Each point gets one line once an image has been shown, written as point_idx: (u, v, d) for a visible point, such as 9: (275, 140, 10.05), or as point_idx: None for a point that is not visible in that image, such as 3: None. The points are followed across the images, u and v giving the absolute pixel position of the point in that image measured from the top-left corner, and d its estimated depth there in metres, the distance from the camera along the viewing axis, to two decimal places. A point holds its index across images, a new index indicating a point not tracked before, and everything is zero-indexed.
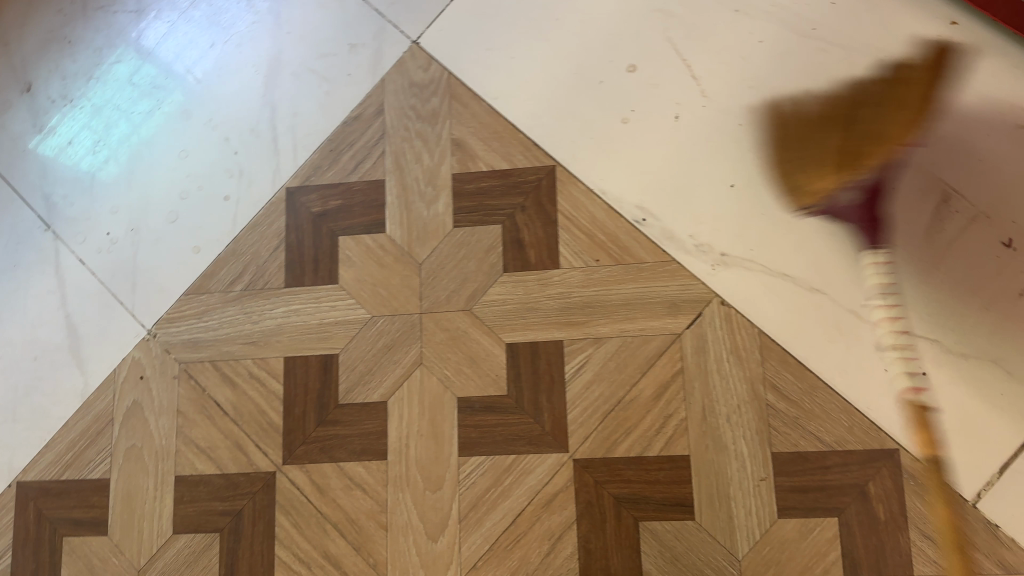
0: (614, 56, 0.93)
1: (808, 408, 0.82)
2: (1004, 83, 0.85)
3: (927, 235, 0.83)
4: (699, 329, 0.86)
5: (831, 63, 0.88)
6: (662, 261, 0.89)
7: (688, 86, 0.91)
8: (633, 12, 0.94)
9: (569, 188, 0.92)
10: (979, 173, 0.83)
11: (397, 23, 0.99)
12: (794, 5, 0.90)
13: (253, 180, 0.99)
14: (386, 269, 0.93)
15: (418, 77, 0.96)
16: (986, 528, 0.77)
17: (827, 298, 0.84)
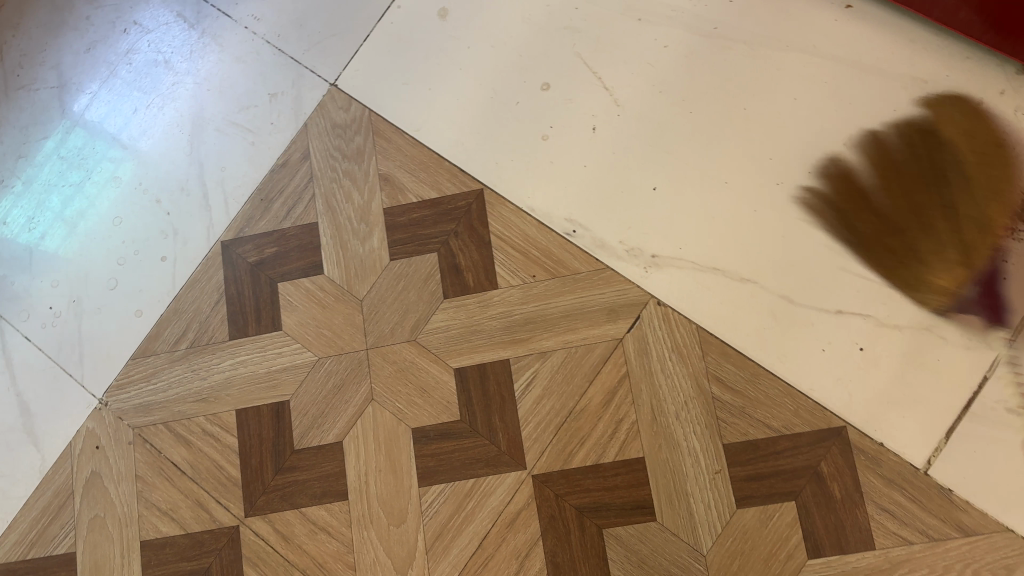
0: (527, 76, 0.95)
1: (752, 397, 0.83)
2: (902, 57, 0.87)
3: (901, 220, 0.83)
4: (639, 332, 0.87)
5: (735, 59, 0.91)
6: (596, 269, 0.90)
7: (601, 97, 0.93)
8: (540, 32, 0.96)
9: (498, 209, 0.93)
10: (889, 148, 0.85)
11: (313, 67, 1.01)
12: (694, 7, 0.93)
13: (189, 238, 1.00)
14: (328, 309, 0.94)
15: (339, 118, 0.98)
16: (939, 492, 0.78)
17: (759, 286, 0.86)
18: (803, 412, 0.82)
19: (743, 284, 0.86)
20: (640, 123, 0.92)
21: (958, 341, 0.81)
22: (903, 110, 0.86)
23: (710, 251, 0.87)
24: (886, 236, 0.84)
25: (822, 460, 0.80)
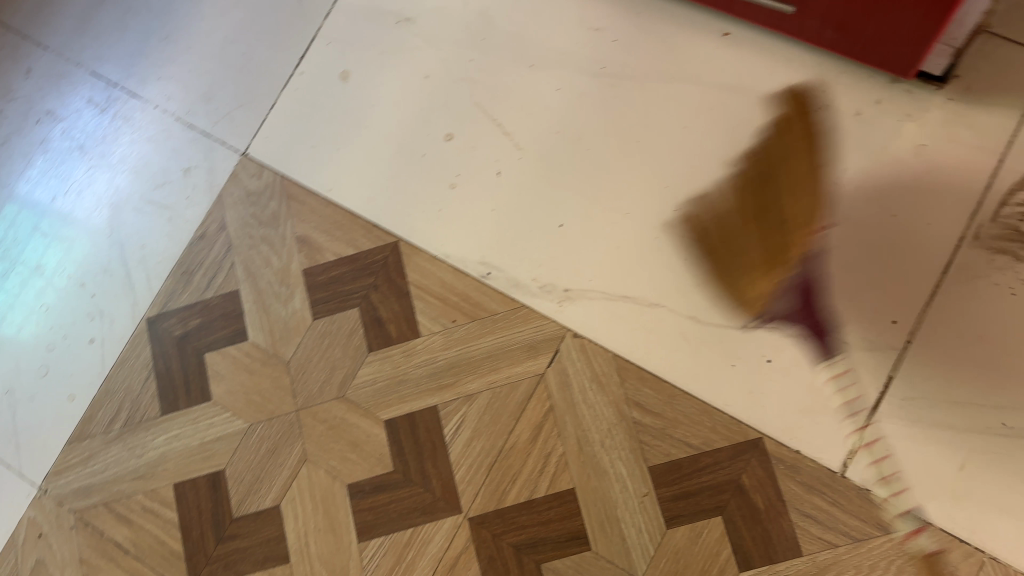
0: (430, 128, 0.98)
1: (671, 417, 0.86)
2: (781, 77, 0.90)
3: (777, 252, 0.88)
4: (559, 365, 0.90)
5: (625, 96, 0.94)
6: (513, 309, 0.92)
7: (502, 143, 0.96)
8: (438, 84, 0.99)
9: (414, 259, 0.95)
10: (776, 166, 0.89)
11: (223, 139, 1.03)
12: (581, 49, 0.96)
13: (115, 318, 1.01)
14: (255, 374, 0.95)
15: (252, 186, 1.00)
16: (857, 493, 0.81)
17: (667, 310, 0.89)
18: (721, 427, 0.85)
19: (653, 310, 0.89)
20: (542, 164, 0.95)
21: (859, 345, 0.84)
22: (786, 128, 0.90)
23: (618, 281, 0.91)
24: (782, 250, 0.88)
25: (742, 472, 0.83)
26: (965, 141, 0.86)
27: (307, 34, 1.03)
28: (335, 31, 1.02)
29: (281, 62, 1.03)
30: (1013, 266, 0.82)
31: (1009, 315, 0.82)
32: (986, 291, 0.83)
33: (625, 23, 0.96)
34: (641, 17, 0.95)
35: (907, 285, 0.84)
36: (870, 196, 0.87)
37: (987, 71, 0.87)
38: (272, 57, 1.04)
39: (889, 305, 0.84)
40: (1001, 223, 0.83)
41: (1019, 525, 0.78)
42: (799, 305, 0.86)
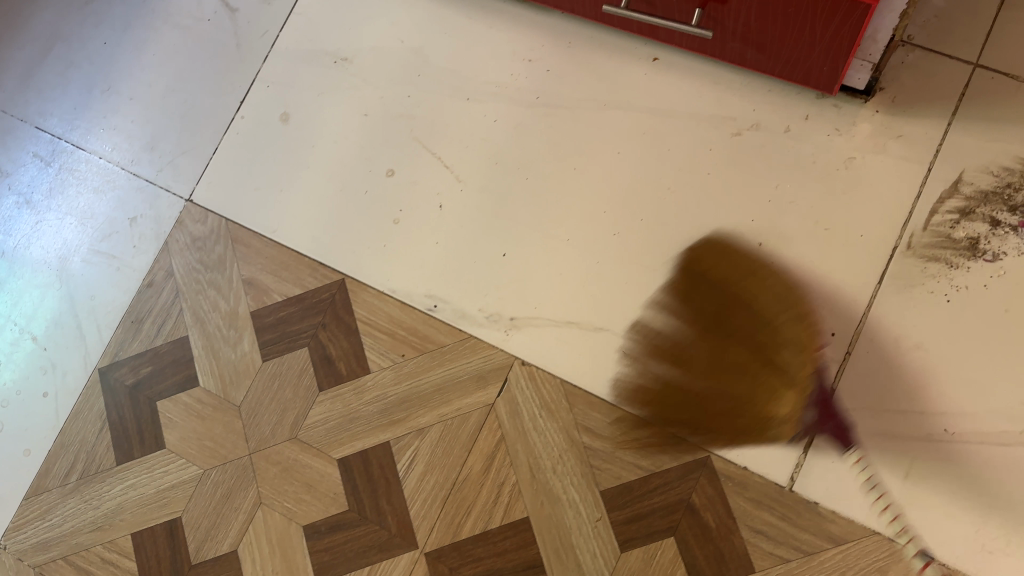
0: (371, 165, 0.99)
1: (620, 440, 0.86)
2: (709, 99, 0.93)
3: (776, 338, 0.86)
4: (508, 394, 0.90)
5: (560, 125, 0.96)
6: (461, 339, 0.92)
7: (443, 176, 0.98)
8: (377, 122, 1.00)
9: (361, 295, 0.95)
10: (710, 185, 0.91)
11: (168, 186, 1.03)
12: (515, 81, 0.98)
13: (66, 370, 1.01)
14: (208, 420, 0.95)
15: (197, 231, 1.01)
16: (806, 506, 0.82)
17: (611, 333, 0.90)
18: (669, 447, 0.85)
19: (597, 333, 0.90)
20: (482, 196, 0.96)
21: (800, 358, 0.85)
22: (717, 148, 0.92)
23: (563, 307, 0.91)
24: (722, 268, 0.89)
25: (693, 491, 0.84)
26: (893, 152, 0.87)
27: (247, 78, 1.05)
28: (274, 75, 1.04)
29: (222, 107, 1.04)
30: (946, 272, 0.84)
31: (945, 321, 0.83)
32: (921, 298, 0.84)
33: (557, 54, 0.97)
34: (573, 46, 0.97)
35: (844, 296, 0.85)
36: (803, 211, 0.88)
37: (910, 82, 0.88)
38: (213, 103, 1.05)
39: (828, 318, 0.85)
40: (933, 231, 0.85)
41: (966, 530, 0.79)
42: (821, 415, 0.83)
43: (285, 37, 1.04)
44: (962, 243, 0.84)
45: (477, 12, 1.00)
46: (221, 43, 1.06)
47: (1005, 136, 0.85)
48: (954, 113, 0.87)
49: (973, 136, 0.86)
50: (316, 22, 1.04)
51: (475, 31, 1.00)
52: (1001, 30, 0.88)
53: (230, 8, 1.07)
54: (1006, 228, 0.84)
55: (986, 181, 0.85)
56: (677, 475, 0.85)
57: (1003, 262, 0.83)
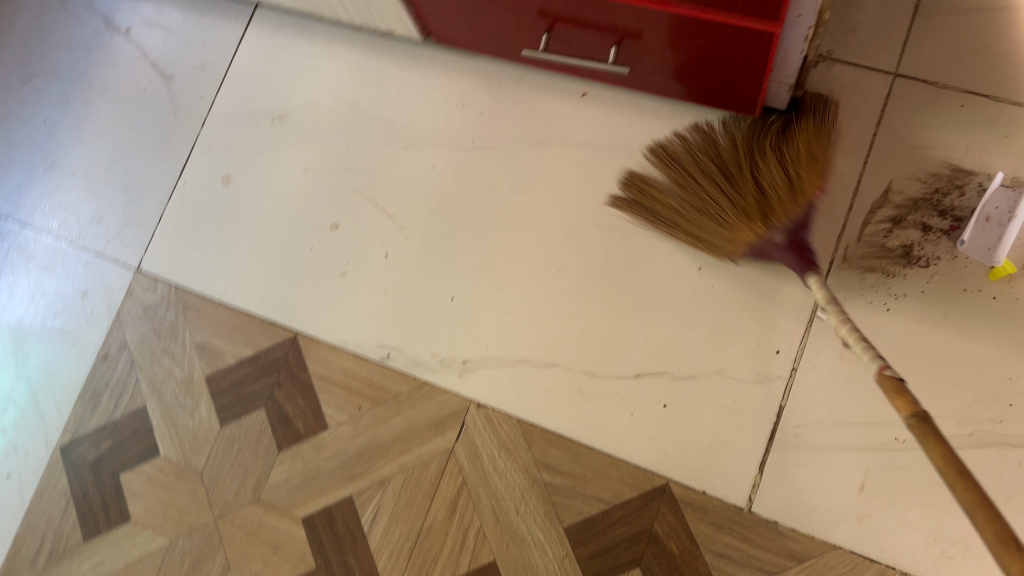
0: (316, 220, 1.00)
1: (579, 475, 0.87)
2: (640, 128, 0.94)
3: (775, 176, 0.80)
4: (467, 438, 0.90)
5: (496, 165, 0.98)
6: (416, 387, 0.93)
7: (387, 225, 0.98)
8: (319, 177, 1.01)
9: (313, 350, 0.96)
10: (647, 214, 0.93)
11: (116, 258, 1.04)
12: (449, 125, 0.99)
13: (29, 450, 1.01)
14: (171, 489, 0.95)
15: (148, 300, 1.01)
16: (766, 526, 0.82)
17: (562, 368, 0.90)
18: (628, 478, 0.86)
19: (549, 368, 0.90)
20: (426, 241, 0.97)
21: (749, 378, 0.86)
22: None
23: (513, 346, 0.92)
24: (666, 293, 0.90)
25: (654, 521, 0.84)
26: (821, 168, 0.89)
27: (187, 144, 1.05)
28: (213, 138, 1.05)
29: (164, 175, 1.05)
30: (883, 282, 0.85)
31: (886, 330, 0.84)
32: (862, 309, 0.85)
33: (487, 95, 0.99)
34: (503, 86, 0.99)
35: (787, 312, 0.86)
36: None
37: (832, 96, 0.90)
38: (155, 171, 1.05)
39: (772, 336, 0.86)
40: (867, 242, 0.86)
41: (924, 537, 0.79)
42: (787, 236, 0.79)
43: (220, 100, 1.05)
44: (896, 252, 0.85)
45: (405, 59, 1.01)
46: (158, 111, 1.07)
47: (928, 143, 0.87)
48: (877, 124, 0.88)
49: (898, 145, 0.88)
50: (249, 83, 1.05)
51: (406, 78, 1.01)
52: (918, 36, 0.89)
53: (165, 75, 1.08)
54: (938, 233, 0.85)
55: (915, 188, 0.86)
56: (621, 528, 0.85)
57: (938, 267, 0.84)
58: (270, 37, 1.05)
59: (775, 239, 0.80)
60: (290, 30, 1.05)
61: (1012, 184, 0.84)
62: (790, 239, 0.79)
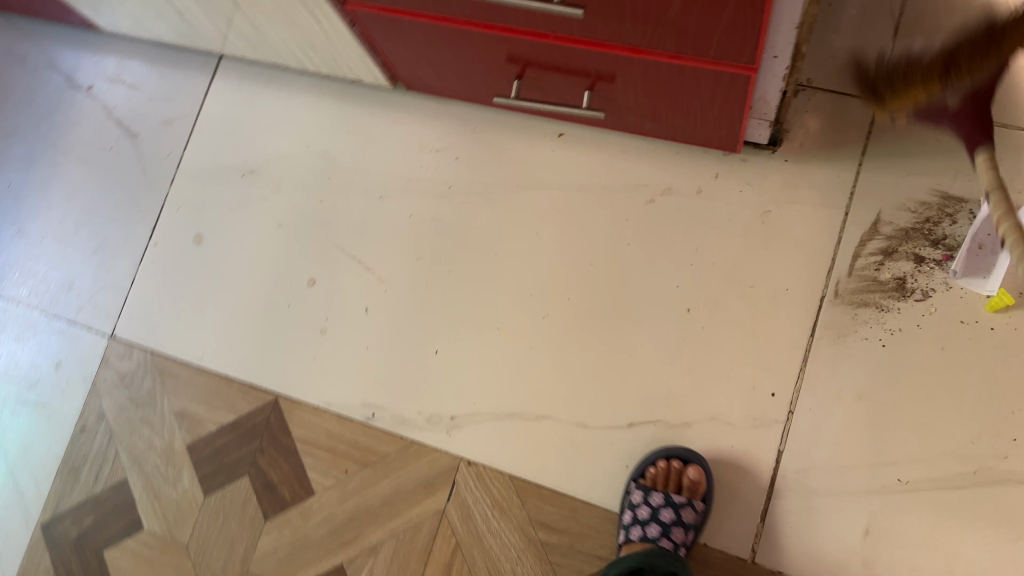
0: (292, 277, 0.97)
1: (576, 531, 0.84)
2: (618, 169, 0.92)
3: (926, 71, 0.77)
4: (458, 498, 0.87)
5: (475, 211, 0.95)
6: (403, 446, 0.90)
7: (365, 279, 0.95)
8: (293, 232, 0.98)
9: (296, 413, 0.93)
10: (632, 255, 0.90)
11: (90, 325, 1.01)
12: (424, 173, 0.97)
13: (8, 529, 0.98)
14: (157, 564, 0.92)
15: (124, 368, 0.98)
16: None
17: (553, 419, 0.87)
18: None
19: (539, 421, 0.87)
20: (406, 294, 0.94)
21: (745, 423, 0.83)
22: (634, 217, 0.91)
23: (501, 399, 0.89)
24: (655, 338, 0.87)
25: None
26: (807, 201, 0.86)
27: (156, 203, 1.02)
28: (183, 196, 1.02)
29: (135, 236, 1.02)
30: (877, 317, 0.82)
31: (882, 367, 0.82)
32: (856, 347, 0.82)
33: (462, 140, 0.96)
34: (478, 130, 0.96)
35: (779, 352, 0.84)
36: (725, 271, 0.87)
37: (815, 126, 0.87)
38: (126, 233, 1.03)
39: (766, 378, 0.84)
40: (858, 276, 0.84)
41: None
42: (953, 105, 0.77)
43: (188, 156, 1.03)
44: (889, 285, 0.83)
45: (376, 106, 0.99)
46: (126, 170, 1.04)
47: (916, 170, 0.85)
48: (863, 153, 0.86)
49: (885, 174, 0.85)
50: (217, 137, 1.02)
51: (377, 125, 0.98)
52: None
53: (131, 133, 1.05)
54: (931, 263, 0.82)
55: (905, 218, 0.84)
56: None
57: (933, 299, 0.82)
58: (236, 88, 1.03)
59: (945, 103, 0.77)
60: (256, 81, 1.02)
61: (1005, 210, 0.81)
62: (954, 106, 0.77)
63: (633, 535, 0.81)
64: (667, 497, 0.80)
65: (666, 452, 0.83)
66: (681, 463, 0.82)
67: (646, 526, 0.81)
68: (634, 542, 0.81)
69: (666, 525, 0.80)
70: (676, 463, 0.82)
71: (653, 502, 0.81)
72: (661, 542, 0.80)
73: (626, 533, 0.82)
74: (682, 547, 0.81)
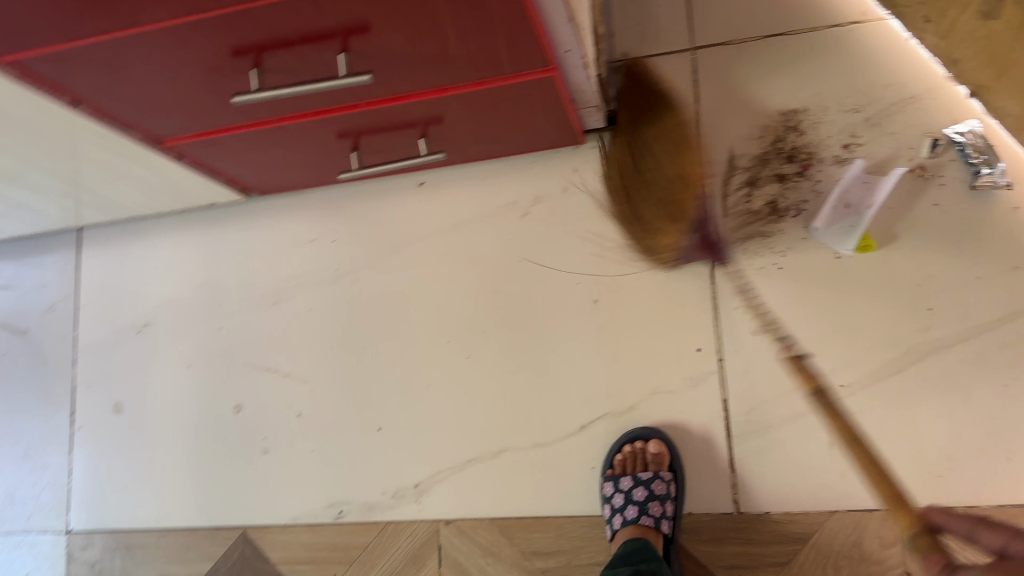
0: (218, 409, 0.96)
1: (571, 545, 0.84)
2: (484, 194, 0.94)
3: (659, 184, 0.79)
4: (449, 559, 0.87)
5: (367, 282, 0.95)
6: (380, 531, 0.89)
7: (287, 386, 0.95)
8: (204, 367, 0.98)
9: (268, 536, 0.92)
10: (527, 268, 0.91)
11: (46, 528, 0.99)
12: (308, 266, 0.97)
13: None
14: None
15: (88, 556, 0.96)
16: (760, 521, 0.81)
17: (510, 451, 0.88)
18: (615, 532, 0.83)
19: (497, 457, 0.88)
20: (330, 386, 0.94)
21: (684, 385, 0.85)
22: (516, 234, 0.92)
23: (454, 449, 0.89)
24: (575, 340, 0.88)
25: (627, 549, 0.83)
26: None
27: (66, 389, 1.02)
28: (89, 373, 1.01)
29: (58, 425, 1.01)
30: (765, 245, 0.85)
31: (787, 290, 0.83)
32: (756, 278, 0.84)
33: (332, 223, 0.97)
34: (344, 207, 0.97)
35: (690, 307, 0.86)
36: (616, 253, 0.89)
37: None
38: (48, 426, 1.02)
39: (688, 337, 0.85)
40: None
41: (907, 468, 0.78)
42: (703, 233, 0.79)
43: (82, 332, 1.03)
44: (764, 212, 0.85)
45: (242, 221, 1.00)
46: (26, 367, 1.04)
47: (750, 99, 0.88)
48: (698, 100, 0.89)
49: (724, 112, 0.88)
50: (103, 305, 1.02)
51: (249, 235, 0.99)
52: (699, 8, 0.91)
53: (19, 331, 1.05)
54: (794, 177, 0.85)
55: (756, 146, 0.86)
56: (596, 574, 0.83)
57: (808, 210, 0.84)
58: (103, 252, 1.04)
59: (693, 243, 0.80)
60: (121, 238, 1.03)
61: (863, 137, 0.84)
62: (701, 239, 0.79)
63: (617, 523, 0.82)
64: (635, 477, 0.81)
65: (629, 436, 0.84)
66: (643, 442, 0.83)
67: (624, 511, 0.82)
68: (620, 532, 0.82)
69: (646, 504, 0.81)
70: (640, 444, 0.83)
71: (625, 487, 0.82)
72: (641, 521, 0.80)
73: (611, 525, 0.83)
74: (666, 523, 0.82)
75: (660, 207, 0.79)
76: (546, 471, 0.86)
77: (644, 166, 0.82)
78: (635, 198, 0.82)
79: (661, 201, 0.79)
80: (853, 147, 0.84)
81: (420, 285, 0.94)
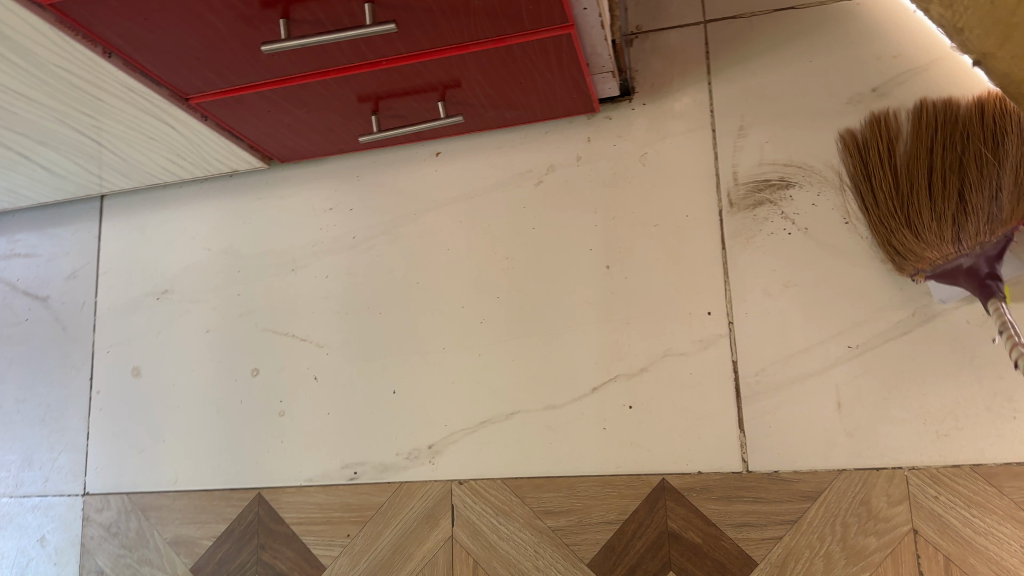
0: (236, 373, 0.98)
1: (581, 505, 0.85)
2: (499, 162, 0.96)
3: (902, 213, 0.77)
4: (462, 519, 0.87)
5: (384, 249, 0.97)
6: (394, 492, 0.90)
7: (304, 350, 0.96)
8: (223, 332, 1.00)
9: (283, 497, 0.93)
10: (541, 234, 0.93)
11: (62, 491, 1.01)
12: (326, 233, 0.99)
13: None
14: None
15: (103, 518, 0.98)
16: (769, 480, 0.81)
17: (522, 412, 0.89)
18: (625, 490, 0.84)
19: (510, 418, 0.89)
20: (347, 351, 0.95)
21: (695, 347, 0.86)
22: (530, 202, 0.94)
23: (467, 411, 0.90)
24: (588, 304, 0.90)
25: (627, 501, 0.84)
26: (675, 131, 0.91)
27: (87, 354, 1.04)
28: (109, 339, 1.03)
29: (76, 389, 1.03)
30: (775, 210, 0.86)
31: (797, 254, 0.85)
32: (766, 242, 0.86)
33: (351, 192, 1.00)
34: (362, 176, 1.00)
35: (702, 272, 0.87)
36: (628, 220, 0.91)
37: (660, 65, 0.94)
38: (67, 390, 1.03)
39: (698, 300, 0.87)
40: (745, 182, 0.88)
41: (915, 427, 0.79)
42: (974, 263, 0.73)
43: (103, 299, 1.05)
44: (774, 179, 0.87)
45: (262, 191, 1.02)
46: (46, 333, 1.06)
47: (761, 70, 0.90)
48: (710, 72, 0.92)
49: (734, 83, 0.91)
50: (125, 272, 1.05)
51: (269, 204, 1.02)
52: None
53: (40, 298, 1.08)
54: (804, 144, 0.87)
55: (766, 115, 0.89)
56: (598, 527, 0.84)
57: (818, 176, 0.86)
58: (126, 221, 1.06)
59: (964, 263, 0.73)
60: (144, 208, 1.06)
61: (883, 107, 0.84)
62: (975, 267, 0.73)
63: None
64: None
65: None
66: None
67: None
68: None
69: None
70: None
71: None
72: None
73: None
74: None
75: (931, 223, 0.74)
76: (557, 431, 0.87)
77: (932, 178, 0.75)
78: (910, 204, 0.76)
79: (943, 217, 0.73)
80: (860, 116, 0.86)
81: (435, 252, 0.96)
